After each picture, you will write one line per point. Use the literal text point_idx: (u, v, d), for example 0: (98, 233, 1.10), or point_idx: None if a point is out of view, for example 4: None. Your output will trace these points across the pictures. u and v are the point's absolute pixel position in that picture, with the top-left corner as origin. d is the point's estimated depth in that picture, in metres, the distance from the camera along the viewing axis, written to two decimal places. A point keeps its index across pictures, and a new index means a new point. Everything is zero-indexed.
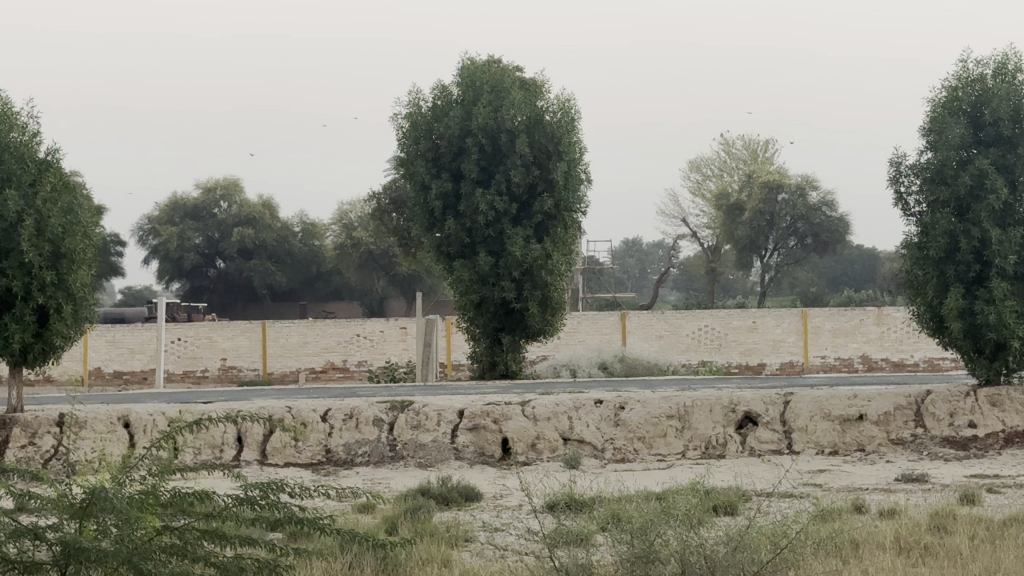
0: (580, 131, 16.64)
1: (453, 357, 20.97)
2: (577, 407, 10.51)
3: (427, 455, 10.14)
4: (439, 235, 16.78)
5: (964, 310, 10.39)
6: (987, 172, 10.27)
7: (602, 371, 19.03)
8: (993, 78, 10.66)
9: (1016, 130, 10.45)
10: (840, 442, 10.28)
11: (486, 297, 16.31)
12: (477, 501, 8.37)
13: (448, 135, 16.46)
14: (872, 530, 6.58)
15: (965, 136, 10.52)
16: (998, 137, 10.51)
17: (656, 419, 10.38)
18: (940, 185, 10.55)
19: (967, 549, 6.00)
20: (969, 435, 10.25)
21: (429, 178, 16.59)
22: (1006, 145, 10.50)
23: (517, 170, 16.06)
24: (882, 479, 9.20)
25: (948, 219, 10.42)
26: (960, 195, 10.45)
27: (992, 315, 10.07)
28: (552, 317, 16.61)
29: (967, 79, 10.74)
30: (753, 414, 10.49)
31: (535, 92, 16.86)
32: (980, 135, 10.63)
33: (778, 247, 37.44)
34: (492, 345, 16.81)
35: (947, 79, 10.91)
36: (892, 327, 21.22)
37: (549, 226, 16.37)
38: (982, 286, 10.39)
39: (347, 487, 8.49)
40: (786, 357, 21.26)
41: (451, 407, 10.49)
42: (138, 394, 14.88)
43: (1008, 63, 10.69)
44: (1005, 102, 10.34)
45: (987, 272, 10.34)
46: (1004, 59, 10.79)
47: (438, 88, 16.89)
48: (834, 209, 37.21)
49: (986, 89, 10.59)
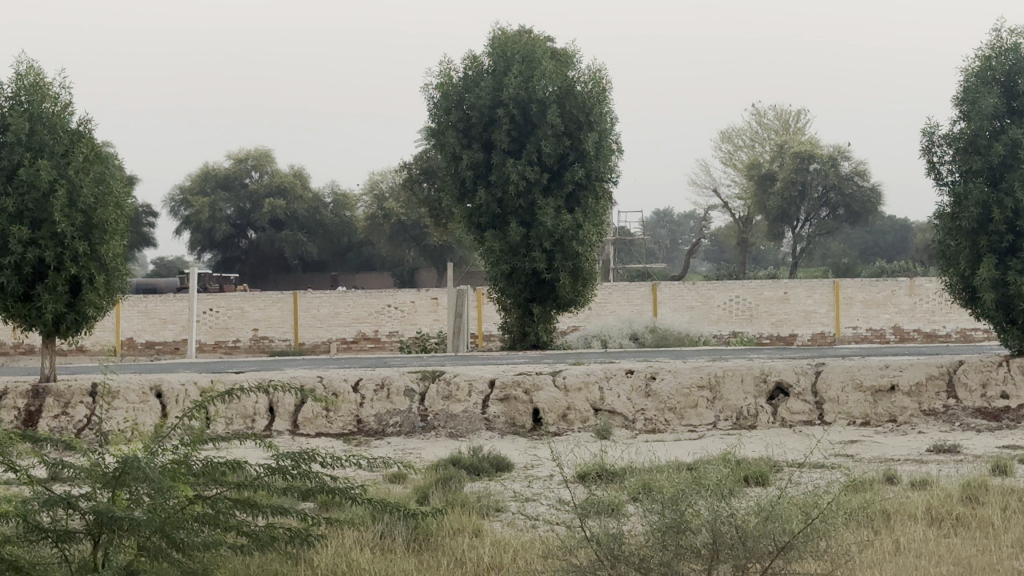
0: (610, 102, 16.61)
1: (483, 328, 20.99)
2: (608, 377, 10.52)
3: (458, 426, 10.14)
4: (469, 205, 16.82)
5: (997, 281, 10.34)
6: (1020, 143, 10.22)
7: (633, 342, 19.01)
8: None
9: None
10: (873, 412, 10.26)
11: (516, 268, 16.33)
12: (508, 471, 8.38)
13: (478, 106, 16.42)
14: (904, 500, 6.58)
15: (999, 106, 10.46)
16: None
17: (688, 390, 10.39)
18: (973, 155, 10.51)
19: (999, 519, 6.00)
20: (1002, 406, 10.26)
21: (460, 149, 16.58)
22: None
23: (547, 141, 16.04)
24: (914, 450, 9.18)
25: (981, 188, 10.36)
26: (993, 164, 10.39)
27: None
28: (583, 288, 16.61)
29: (1001, 49, 10.67)
30: (784, 384, 10.47)
31: (565, 62, 16.80)
32: (1014, 105, 10.56)
33: (810, 218, 37.29)
34: (523, 316, 16.84)
35: (981, 49, 10.84)
36: (924, 297, 21.32)
37: (580, 196, 16.36)
38: (1016, 256, 10.33)
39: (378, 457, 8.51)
40: (817, 328, 21.21)
41: (481, 377, 10.50)
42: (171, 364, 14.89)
43: None
44: None
45: (1020, 242, 10.27)
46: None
47: (469, 58, 16.85)
48: (866, 179, 37.02)
49: (1020, 59, 10.52)
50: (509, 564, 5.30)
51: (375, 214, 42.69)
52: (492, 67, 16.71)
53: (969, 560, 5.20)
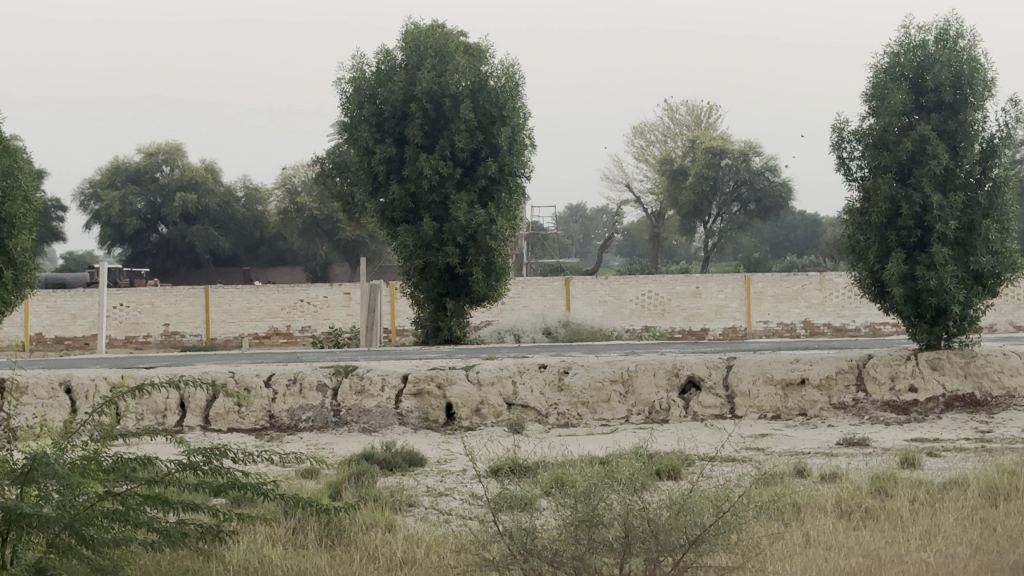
0: (524, 96, 16.64)
1: (396, 323, 20.99)
2: (521, 371, 10.51)
3: (371, 421, 10.13)
4: (382, 200, 16.75)
5: (905, 276, 10.42)
6: (928, 138, 10.35)
7: (546, 336, 19.03)
8: (935, 44, 10.69)
9: (958, 95, 10.52)
10: (783, 406, 10.34)
11: (430, 262, 16.32)
12: (420, 466, 8.37)
13: (391, 100, 16.35)
14: (815, 492, 6.64)
15: (907, 102, 10.56)
16: (940, 103, 10.58)
17: (600, 384, 10.41)
18: (882, 151, 10.60)
19: (907, 510, 6.07)
20: (910, 400, 10.37)
21: (373, 143, 16.50)
22: (947, 110, 10.58)
23: (461, 136, 16.02)
24: (823, 443, 9.24)
25: (889, 185, 10.43)
26: (901, 160, 10.49)
27: (933, 281, 10.15)
28: (496, 282, 16.62)
29: (909, 45, 10.76)
30: (696, 378, 10.51)
31: (478, 57, 16.79)
32: (920, 101, 10.68)
33: (722, 213, 37.40)
34: (436, 310, 16.85)
35: (889, 45, 10.93)
36: (835, 291, 21.30)
37: (493, 191, 16.36)
38: (923, 251, 10.46)
39: (291, 453, 8.50)
40: (729, 322, 21.39)
41: (394, 372, 10.47)
42: (78, 360, 14.72)
43: (951, 29, 10.72)
44: (946, 69, 10.43)
45: (927, 237, 10.40)
46: (944, 25, 10.82)
47: (381, 53, 16.78)
48: (778, 174, 37.29)
49: (927, 55, 10.61)
50: (422, 558, 5.30)
51: (287, 207, 42.54)
52: (405, 61, 16.67)
53: (877, 553, 5.24)
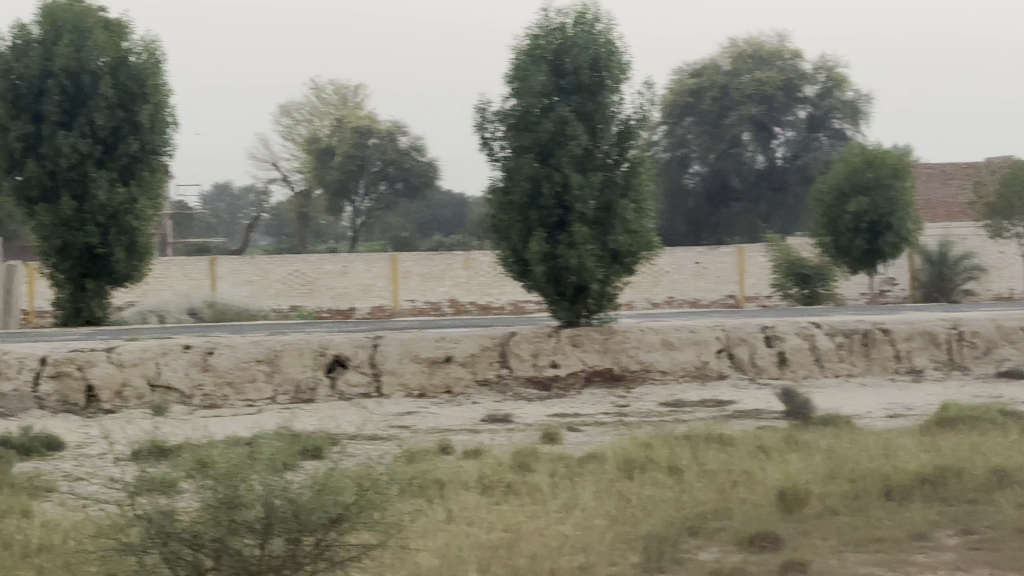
0: (165, 73, 16.35)
1: (34, 304, 20.00)
2: (167, 351, 10.97)
3: (11, 404, 10.37)
4: (18, 177, 16.06)
5: (546, 256, 11.21)
6: (567, 121, 11.04)
7: (189, 316, 18.90)
8: (570, 29, 11.28)
9: (590, 76, 11.24)
10: (428, 384, 11.17)
11: (70, 241, 15.70)
12: (59, 449, 8.86)
13: (27, 75, 15.85)
14: (456, 471, 7.59)
15: (543, 87, 11.13)
16: (575, 86, 11.24)
17: (247, 364, 11.00)
18: (522, 134, 11.21)
19: (542, 489, 7.04)
20: (552, 376, 11.41)
21: (7, 120, 15.87)
22: (582, 93, 11.27)
23: (100, 113, 15.63)
24: (466, 422, 10.36)
25: (530, 164, 11.14)
26: (540, 143, 11.14)
27: (575, 260, 11.06)
28: (140, 262, 16.10)
29: (545, 30, 11.30)
30: (341, 357, 11.21)
31: (120, 27, 16.26)
32: (558, 83, 11.27)
33: (368, 192, 36.71)
34: (74, 290, 16.08)
35: (527, 28, 11.43)
36: (480, 271, 21.64)
37: (135, 169, 16.00)
38: (562, 232, 11.25)
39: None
40: (376, 301, 21.20)
41: (34, 354, 10.72)
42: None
43: (583, 12, 11.32)
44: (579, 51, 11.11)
45: (568, 217, 11.19)
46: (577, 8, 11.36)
47: (15, 26, 16.06)
48: (421, 153, 37.27)
49: (564, 40, 11.20)
50: (59, 540, 5.79)
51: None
52: (37, 34, 16.03)
53: (519, 525, 6.09)
